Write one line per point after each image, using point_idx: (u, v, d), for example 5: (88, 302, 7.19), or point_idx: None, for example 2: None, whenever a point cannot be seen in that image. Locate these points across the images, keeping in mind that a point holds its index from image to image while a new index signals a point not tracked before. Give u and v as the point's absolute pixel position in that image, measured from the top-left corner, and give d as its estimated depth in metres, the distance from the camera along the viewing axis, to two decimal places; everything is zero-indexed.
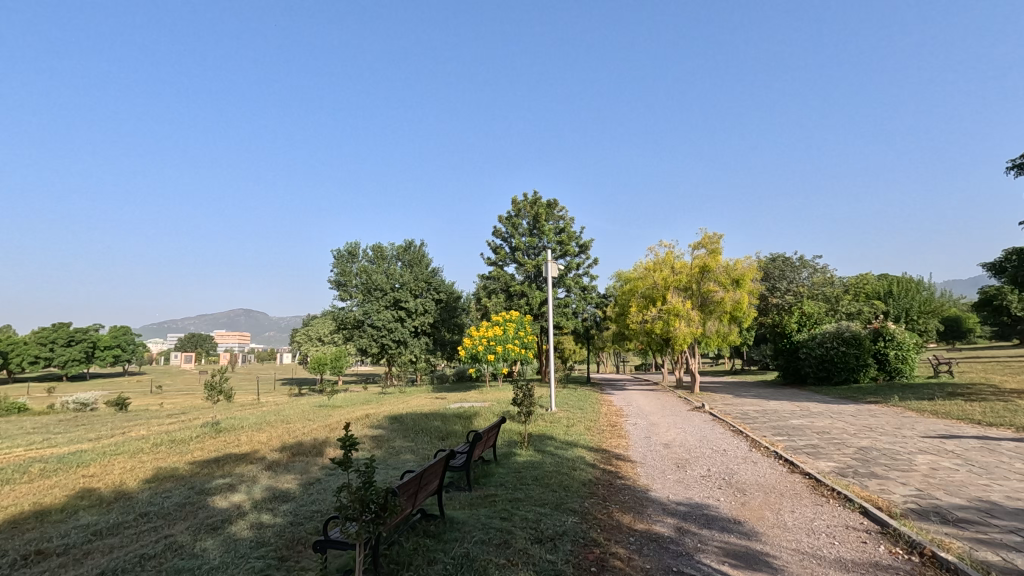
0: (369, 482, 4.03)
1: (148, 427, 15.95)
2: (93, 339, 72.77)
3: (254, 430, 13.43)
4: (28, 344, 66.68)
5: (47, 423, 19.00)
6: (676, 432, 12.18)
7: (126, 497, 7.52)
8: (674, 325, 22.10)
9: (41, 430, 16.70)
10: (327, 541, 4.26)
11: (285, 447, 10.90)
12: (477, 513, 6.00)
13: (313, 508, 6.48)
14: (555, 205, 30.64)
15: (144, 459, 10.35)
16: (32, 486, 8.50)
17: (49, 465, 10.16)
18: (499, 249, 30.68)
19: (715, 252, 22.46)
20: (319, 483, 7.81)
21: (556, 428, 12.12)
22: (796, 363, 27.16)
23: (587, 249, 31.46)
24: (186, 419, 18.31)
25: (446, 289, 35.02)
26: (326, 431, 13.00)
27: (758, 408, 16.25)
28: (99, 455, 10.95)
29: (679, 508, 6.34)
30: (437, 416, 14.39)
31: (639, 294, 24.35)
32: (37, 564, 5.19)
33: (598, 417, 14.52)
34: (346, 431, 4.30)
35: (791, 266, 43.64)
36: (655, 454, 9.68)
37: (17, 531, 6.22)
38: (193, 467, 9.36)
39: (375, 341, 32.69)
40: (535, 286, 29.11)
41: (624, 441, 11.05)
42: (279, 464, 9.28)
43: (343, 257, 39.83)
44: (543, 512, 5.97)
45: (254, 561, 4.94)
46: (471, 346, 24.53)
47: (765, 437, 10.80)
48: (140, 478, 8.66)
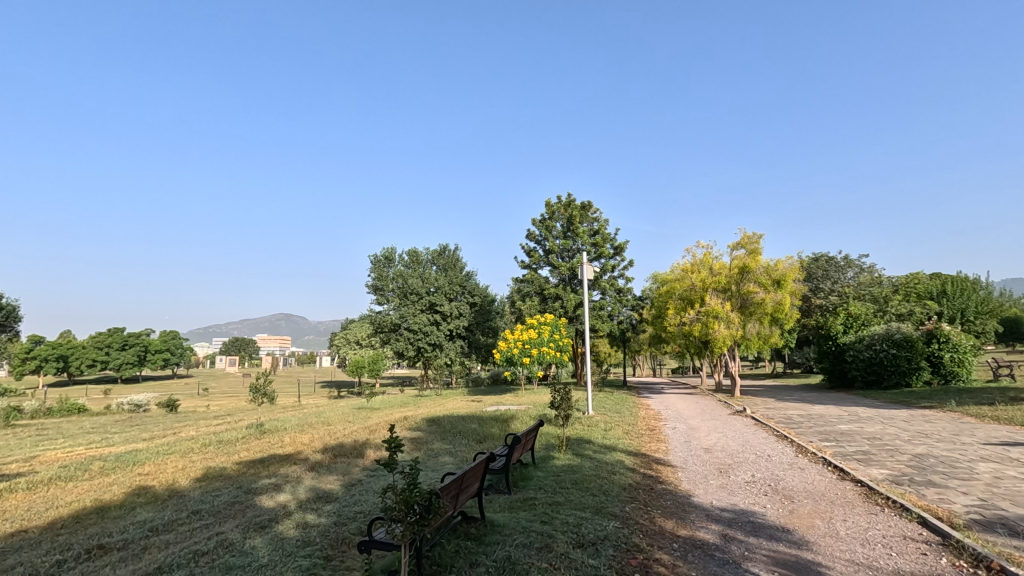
0: (414, 483, 4.07)
1: (198, 429, 16.53)
2: (145, 344, 76.21)
3: (297, 432, 13.76)
4: (86, 349, 69.95)
5: (106, 423, 20.00)
6: (717, 437, 11.88)
7: (179, 495, 7.83)
8: (713, 327, 21.63)
9: (99, 430, 17.58)
10: (372, 542, 4.32)
11: (326, 448, 11.17)
12: (518, 516, 6.00)
13: (356, 509, 6.60)
14: (589, 206, 30.42)
15: (193, 459, 10.75)
16: (92, 483, 8.93)
17: (107, 463, 10.67)
18: (533, 251, 30.74)
19: (755, 252, 21.90)
20: (360, 484, 7.95)
21: (594, 431, 12.02)
22: (842, 367, 26.22)
23: (622, 251, 31.12)
24: (233, 420, 19.01)
25: (480, 292, 35.19)
26: (366, 432, 13.29)
27: (803, 412, 15.76)
28: (153, 454, 11.45)
29: (724, 515, 6.20)
30: (474, 419, 14.49)
31: (676, 296, 24.05)
32: (100, 558, 5.46)
33: (636, 421, 14.31)
34: (391, 432, 4.36)
35: (835, 266, 42.25)
36: (696, 459, 9.49)
37: (79, 527, 6.54)
38: (240, 467, 9.68)
39: (411, 344, 33.13)
40: (570, 289, 29.01)
41: (663, 446, 10.85)
42: (322, 465, 9.50)
43: (379, 262, 40.43)
44: (584, 516, 5.93)
45: (301, 560, 5.05)
46: (506, 349, 24.64)
47: (812, 443, 10.43)
48: (191, 477, 9.00)
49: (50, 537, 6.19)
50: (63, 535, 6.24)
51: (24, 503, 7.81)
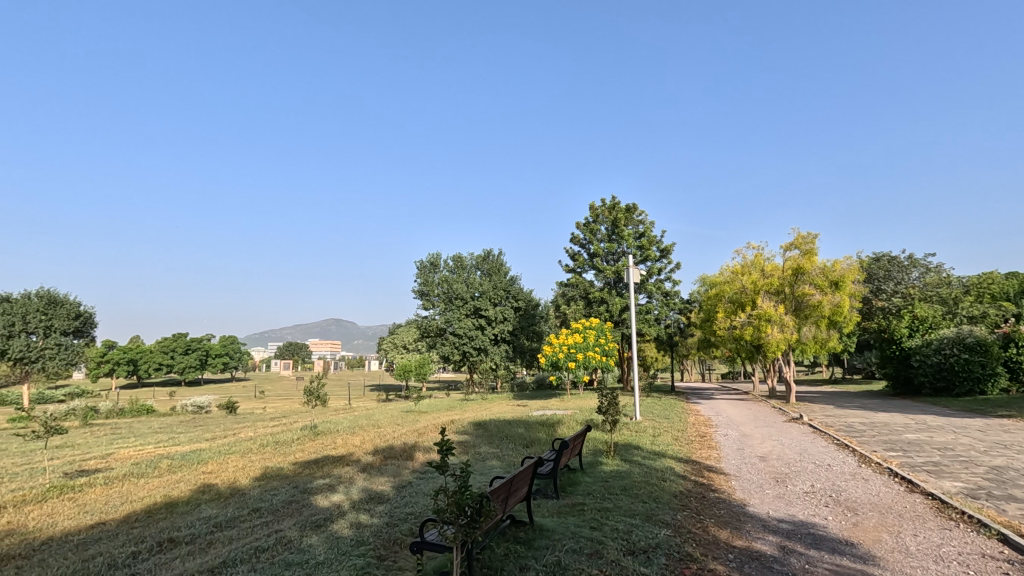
0: (464, 485, 4.11)
1: (255, 430, 17.24)
2: (206, 348, 80.06)
3: (349, 434, 14.15)
4: (153, 352, 73.95)
5: (172, 423, 21.13)
6: (772, 445, 11.45)
7: (240, 493, 8.20)
8: (766, 331, 20.90)
9: (166, 430, 18.62)
10: (424, 543, 4.39)
11: (377, 450, 11.43)
12: (567, 521, 5.97)
13: (407, 510, 6.73)
14: (634, 209, 30.01)
15: (252, 459, 11.21)
16: (162, 480, 9.48)
17: (175, 461, 11.27)
18: (577, 255, 30.55)
19: (811, 252, 21.03)
20: (410, 486, 8.10)
21: (642, 437, 11.81)
22: (908, 372, 24.84)
23: (669, 253, 30.51)
24: (288, 422, 19.73)
25: (524, 296, 35.18)
26: (415, 435, 13.53)
27: (864, 420, 15.01)
28: (215, 453, 12.02)
29: (782, 526, 5.97)
30: (521, 423, 14.49)
31: (727, 300, 23.37)
32: (170, 550, 5.77)
33: (685, 427, 13.98)
34: (442, 436, 4.44)
35: (898, 266, 40.18)
36: (750, 467, 9.18)
37: (151, 521, 6.94)
38: (296, 467, 10.05)
39: (457, 349, 33.56)
40: (615, 293, 28.69)
41: (715, 453, 10.56)
42: (372, 467, 9.73)
43: (426, 268, 41.01)
44: (635, 523, 5.83)
45: (355, 559, 5.19)
46: (551, 353, 24.57)
47: (876, 453, 9.91)
48: (250, 477, 9.39)
49: (126, 528, 6.61)
50: (138, 527, 6.64)
51: (102, 497, 8.36)
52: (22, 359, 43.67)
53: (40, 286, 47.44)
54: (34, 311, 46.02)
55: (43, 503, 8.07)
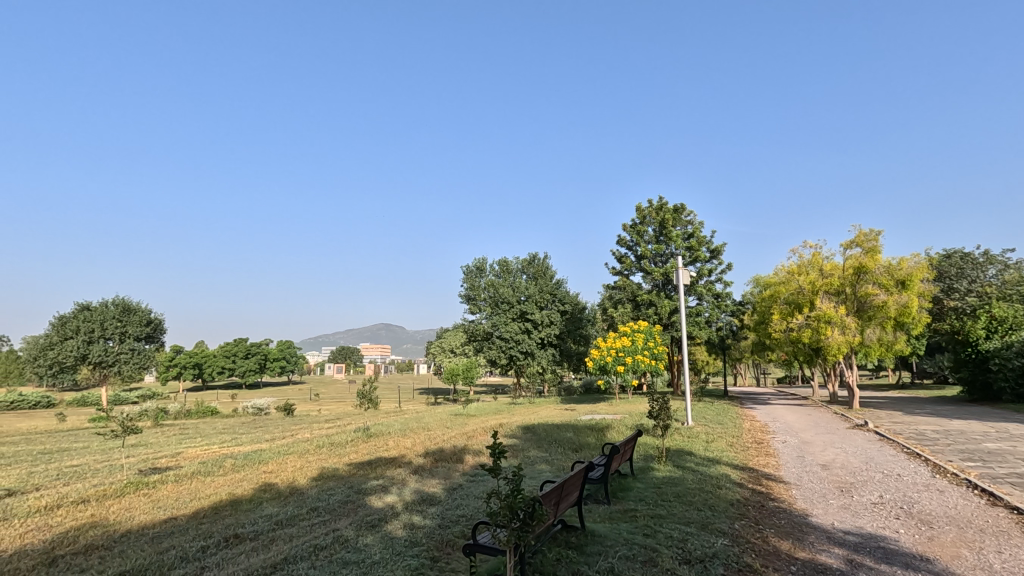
0: (517, 489, 4.13)
1: (312, 432, 17.86)
2: (265, 352, 83.55)
3: (400, 437, 14.45)
4: (216, 357, 77.87)
5: (235, 425, 22.14)
6: (835, 453, 10.89)
7: (299, 493, 8.51)
8: (825, 334, 19.96)
9: (230, 431, 19.54)
10: (476, 546, 4.42)
11: (428, 453, 11.61)
12: (619, 527, 5.88)
13: (458, 512, 6.81)
14: (683, 209, 29.33)
15: (310, 459, 11.62)
16: (227, 478, 9.96)
17: (238, 460, 11.83)
18: (624, 258, 30.15)
19: (874, 251, 19.95)
20: (461, 488, 8.19)
21: (695, 443, 11.49)
22: (986, 377, 23.16)
23: (720, 254, 29.64)
24: (342, 425, 20.33)
25: (571, 300, 34.97)
26: (464, 438, 13.68)
27: (938, 428, 14.09)
28: (274, 454, 12.54)
29: (849, 538, 5.68)
30: (570, 428, 14.41)
31: (783, 301, 22.50)
32: (236, 546, 6.05)
33: (740, 433, 13.53)
34: (494, 439, 4.48)
35: (973, 263, 37.64)
36: (812, 476, 8.77)
37: (218, 517, 7.31)
38: (351, 468, 10.34)
39: (504, 353, 33.73)
40: (664, 295, 28.10)
41: (773, 460, 10.16)
42: (424, 468, 9.91)
43: (472, 272, 41.38)
44: (689, 531, 5.68)
45: (409, 559, 5.29)
46: (599, 357, 24.28)
47: (952, 463, 9.28)
48: (308, 477, 9.74)
49: (196, 524, 6.98)
50: (206, 523, 7.00)
51: (173, 494, 8.85)
52: (101, 362, 47.40)
53: (115, 294, 50.45)
54: (110, 318, 48.93)
55: (121, 498, 8.63)
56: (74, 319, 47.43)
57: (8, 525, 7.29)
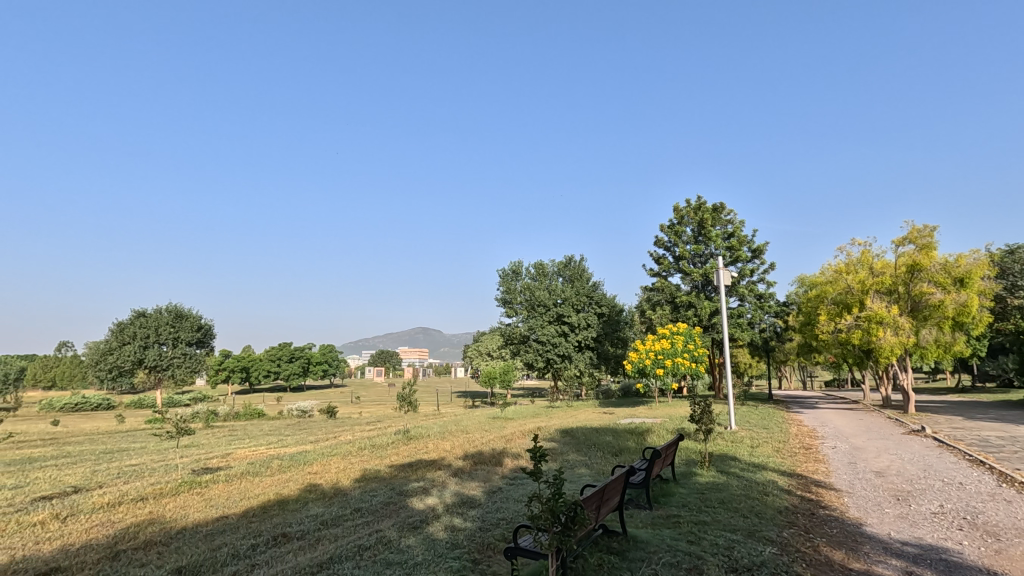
0: (558, 492, 4.11)
1: (353, 434, 18.25)
2: (308, 356, 85.95)
3: (439, 439, 14.60)
4: (263, 361, 80.63)
5: (280, 427, 22.83)
6: (890, 459, 10.41)
7: (342, 494, 8.70)
8: (877, 335, 19.11)
9: (276, 432, 20.17)
10: (518, 549, 4.43)
11: (467, 455, 11.69)
12: (661, 534, 5.78)
13: (498, 515, 6.82)
14: (722, 208, 28.68)
15: (352, 461, 11.87)
16: (275, 479, 10.28)
17: (284, 461, 12.19)
18: (662, 259, 29.67)
19: (928, 248, 19.03)
20: (501, 492, 8.21)
21: (739, 448, 11.17)
22: None
23: (761, 254, 28.84)
24: (382, 427, 20.69)
25: (608, 302, 34.57)
26: (503, 441, 13.72)
27: (1004, 434, 13.29)
28: (318, 455, 12.87)
29: (907, 549, 5.41)
30: (609, 431, 14.25)
31: (830, 301, 21.70)
32: (284, 545, 6.23)
33: (787, 438, 13.08)
34: (534, 442, 4.48)
35: None
36: (866, 483, 8.39)
37: (267, 516, 7.54)
38: (393, 470, 10.51)
39: (541, 356, 33.72)
40: (703, 296, 27.50)
41: (823, 467, 9.79)
42: (463, 471, 9.99)
43: (508, 276, 41.44)
44: (735, 539, 5.53)
45: (451, 561, 5.34)
46: (637, 360, 23.94)
47: (1019, 472, 8.73)
48: (351, 478, 9.95)
49: (246, 523, 7.23)
50: (256, 522, 7.24)
51: (224, 493, 9.19)
52: (156, 366, 49.77)
53: (168, 301, 52.78)
54: (164, 324, 51.19)
55: (176, 497, 9.01)
56: (131, 325, 49.87)
57: (74, 520, 7.70)
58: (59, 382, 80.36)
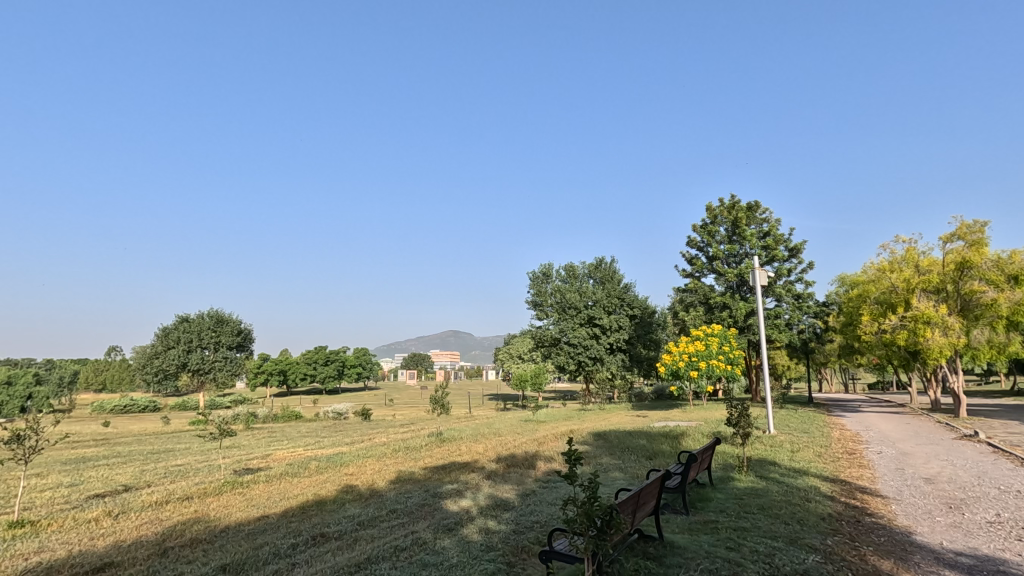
0: (594, 496, 4.09)
1: (388, 436, 18.53)
2: (343, 359, 87.52)
3: (472, 442, 14.66)
4: (299, 364, 82.52)
5: (317, 429, 23.31)
6: (941, 465, 9.97)
7: (378, 495, 8.83)
8: (925, 335, 18.32)
9: (312, 434, 20.62)
10: (553, 553, 4.41)
11: (500, 458, 11.72)
12: (699, 539, 5.67)
13: (532, 518, 6.81)
14: (757, 206, 28.04)
15: (387, 462, 12.04)
16: (313, 480, 10.50)
17: (322, 463, 12.44)
18: (695, 259, 29.16)
19: (978, 244, 18.20)
20: (535, 495, 8.20)
21: (779, 453, 10.87)
22: None
23: (799, 253, 28.06)
24: (416, 429, 20.92)
25: (639, 304, 34.12)
26: (535, 444, 13.70)
27: None
28: (354, 456, 13.11)
29: (961, 560, 5.18)
30: (643, 435, 14.05)
31: (873, 301, 20.92)
32: (322, 545, 6.36)
33: (829, 442, 12.67)
34: (569, 446, 4.47)
35: None
36: (915, 490, 8.05)
37: (306, 516, 7.72)
38: (427, 472, 10.61)
39: (572, 358, 33.55)
40: (739, 297, 26.90)
41: (868, 473, 9.44)
42: (497, 473, 10.00)
43: (538, 278, 41.37)
44: (777, 546, 5.39)
45: (486, 563, 5.35)
46: (670, 362, 23.60)
47: None
48: (386, 479, 10.09)
49: (286, 522, 7.41)
50: (296, 522, 7.42)
51: (265, 494, 9.45)
52: (198, 369, 51.54)
53: (210, 307, 54.56)
54: (206, 329, 52.95)
55: (220, 496, 9.30)
56: (175, 330, 51.82)
57: (126, 517, 8.04)
58: (109, 386, 83.91)
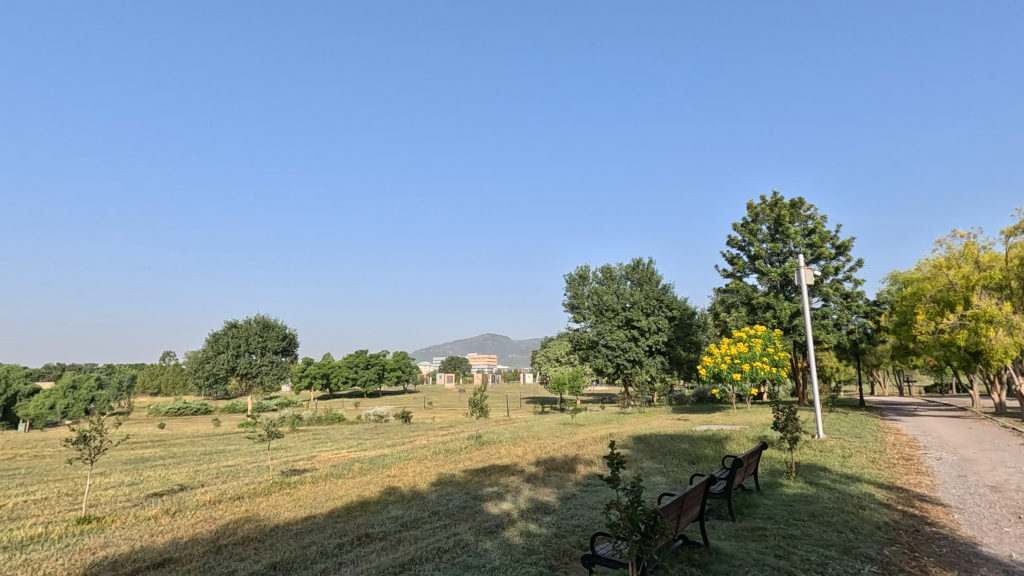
0: (637, 500, 4.04)
1: (428, 438, 18.75)
2: (383, 363, 89.08)
3: (511, 445, 14.68)
4: (341, 367, 84.45)
5: (359, 431, 23.82)
6: (1007, 473, 9.39)
7: (420, 496, 8.97)
8: (987, 335, 17.34)
9: (354, 436, 21.06)
10: (595, 557, 4.39)
11: (539, 462, 11.70)
12: (747, 547, 5.51)
13: (574, 522, 6.77)
14: (801, 203, 27.14)
15: (428, 465, 12.19)
16: (356, 481, 10.74)
17: (365, 464, 12.71)
18: (736, 259, 28.45)
19: None
20: (575, 498, 8.14)
21: (830, 458, 10.46)
22: None
23: (847, 250, 26.98)
24: (455, 432, 21.10)
25: (679, 305, 33.48)
26: (574, 447, 13.63)
27: None
28: (396, 459, 13.32)
29: None
30: (684, 439, 13.78)
31: (928, 299, 19.92)
32: (367, 545, 6.49)
33: (883, 447, 12.13)
34: (611, 449, 4.43)
35: None
36: (980, 499, 7.61)
37: (350, 517, 7.89)
38: (467, 475, 10.70)
39: (611, 361, 33.21)
40: (783, 297, 26.08)
41: (927, 480, 8.99)
42: (536, 477, 10.00)
43: (575, 281, 41.10)
44: (830, 555, 5.19)
45: (528, 566, 5.36)
46: (712, 365, 23.12)
47: None
48: (428, 482, 10.22)
49: (332, 522, 7.60)
50: (341, 522, 7.60)
51: (311, 494, 9.72)
52: (246, 373, 53.43)
53: (256, 313, 56.42)
54: (253, 335, 54.80)
55: (269, 496, 9.61)
56: (224, 336, 53.87)
57: (182, 515, 8.40)
58: (164, 389, 87.89)
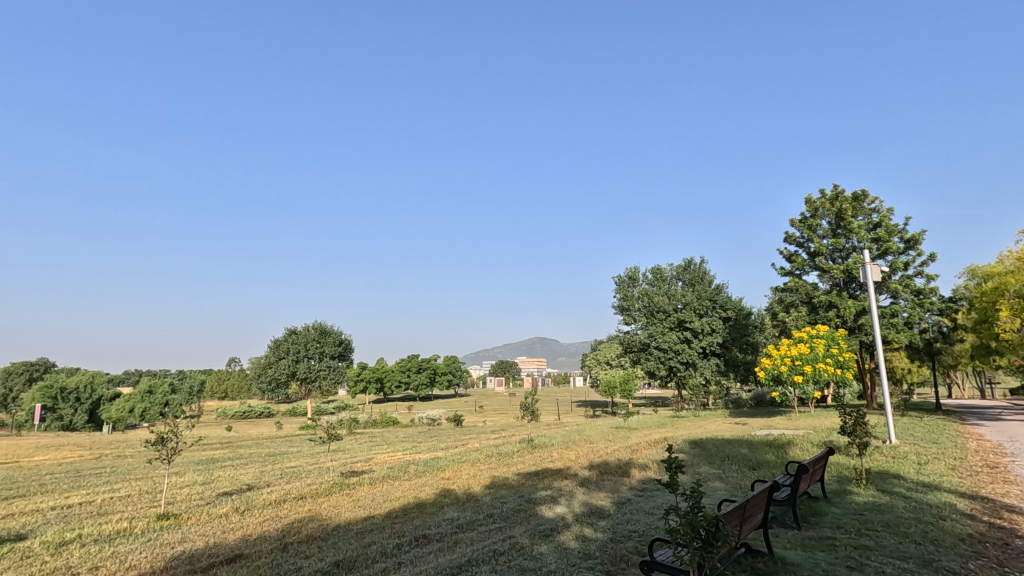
0: (697, 505, 3.93)
1: (480, 442, 18.90)
2: (434, 367, 90.42)
3: (564, 449, 14.59)
4: (394, 372, 86.42)
5: (413, 434, 24.29)
6: None
7: (475, 499, 9.05)
8: None
9: (409, 439, 21.49)
10: (654, 563, 4.30)
11: (593, 465, 11.58)
12: (815, 557, 5.28)
13: (630, 527, 6.66)
14: (864, 196, 25.77)
15: (481, 468, 12.29)
16: (412, 483, 10.96)
17: (420, 466, 12.97)
18: (794, 256, 27.28)
19: None
20: (631, 503, 8.00)
21: (904, 465, 9.83)
22: None
23: (917, 243, 25.38)
24: (506, 436, 21.18)
25: (733, 305, 32.41)
26: (628, 451, 13.42)
27: None
28: (450, 461, 13.52)
29: None
30: (744, 443, 13.28)
31: (1012, 294, 18.48)
32: (424, 546, 6.61)
33: (965, 454, 11.29)
34: (669, 453, 4.33)
35: None
36: None
37: (407, 518, 8.07)
38: (520, 478, 10.71)
39: (663, 364, 32.40)
40: (846, 295, 24.79)
41: (1015, 489, 8.32)
42: (590, 481, 9.91)
43: (624, 283, 40.41)
44: (908, 568, 4.89)
45: (585, 571, 5.32)
46: (771, 367, 22.30)
47: None
48: (481, 484, 10.30)
49: (390, 523, 7.80)
50: (399, 523, 7.77)
51: (370, 495, 10.00)
52: (305, 378, 55.52)
53: (314, 320, 58.50)
54: (311, 340, 56.86)
55: (330, 497, 9.96)
56: (285, 342, 56.28)
57: (251, 513, 8.83)
58: (231, 394, 92.61)
